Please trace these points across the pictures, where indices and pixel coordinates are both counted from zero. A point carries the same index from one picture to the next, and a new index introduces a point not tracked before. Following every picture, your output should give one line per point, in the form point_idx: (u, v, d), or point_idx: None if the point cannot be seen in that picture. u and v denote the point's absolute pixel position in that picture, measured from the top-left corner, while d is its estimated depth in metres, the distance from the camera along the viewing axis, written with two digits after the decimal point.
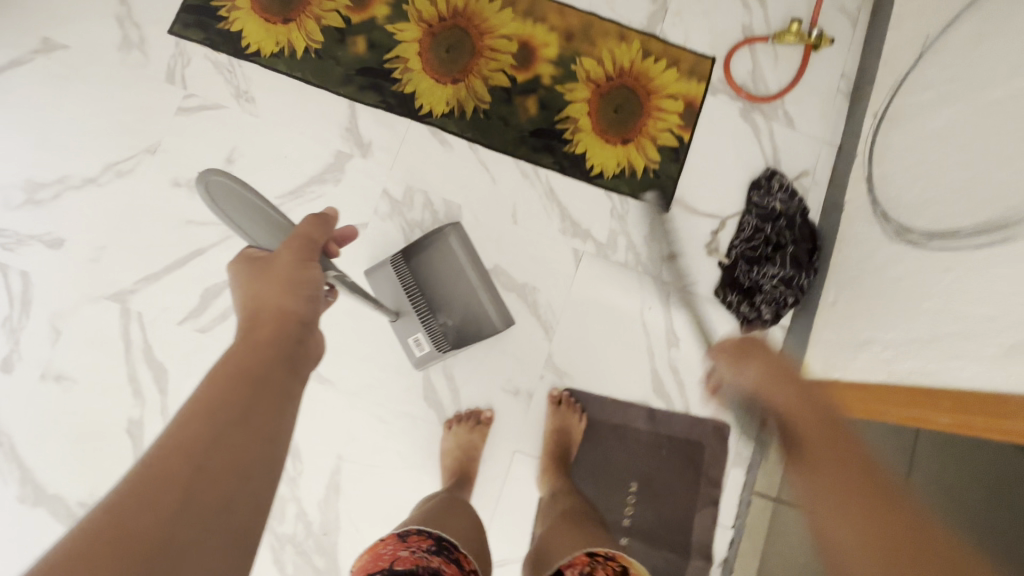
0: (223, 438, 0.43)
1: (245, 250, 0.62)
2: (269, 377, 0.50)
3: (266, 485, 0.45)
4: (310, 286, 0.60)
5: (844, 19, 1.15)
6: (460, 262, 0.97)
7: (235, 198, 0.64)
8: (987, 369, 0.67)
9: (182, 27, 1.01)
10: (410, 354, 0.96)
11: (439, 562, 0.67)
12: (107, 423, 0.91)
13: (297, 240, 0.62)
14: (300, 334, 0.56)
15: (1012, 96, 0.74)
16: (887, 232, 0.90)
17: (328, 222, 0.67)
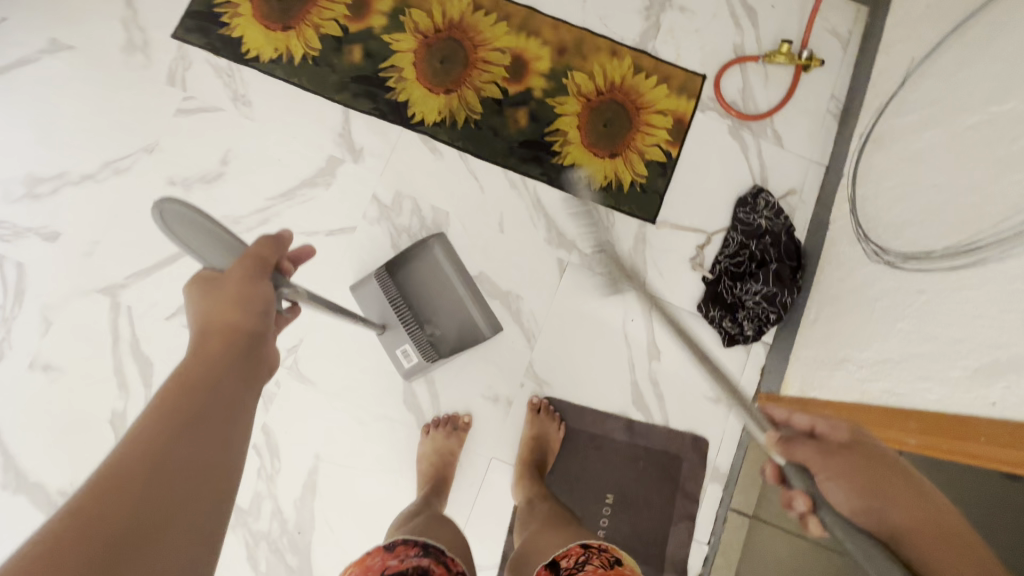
0: (172, 455, 0.44)
1: (200, 272, 0.58)
2: (219, 392, 0.50)
3: (217, 499, 0.45)
4: (261, 302, 0.57)
5: (835, 41, 1.17)
6: (446, 274, 0.99)
7: (193, 226, 0.59)
8: (955, 391, 0.67)
9: (185, 32, 1.05)
10: (398, 364, 0.98)
11: (429, 563, 0.70)
12: (91, 414, 0.93)
13: (247, 260, 0.58)
14: (251, 352, 0.55)
15: (988, 121, 0.75)
16: (866, 252, 0.91)
17: (283, 242, 0.63)
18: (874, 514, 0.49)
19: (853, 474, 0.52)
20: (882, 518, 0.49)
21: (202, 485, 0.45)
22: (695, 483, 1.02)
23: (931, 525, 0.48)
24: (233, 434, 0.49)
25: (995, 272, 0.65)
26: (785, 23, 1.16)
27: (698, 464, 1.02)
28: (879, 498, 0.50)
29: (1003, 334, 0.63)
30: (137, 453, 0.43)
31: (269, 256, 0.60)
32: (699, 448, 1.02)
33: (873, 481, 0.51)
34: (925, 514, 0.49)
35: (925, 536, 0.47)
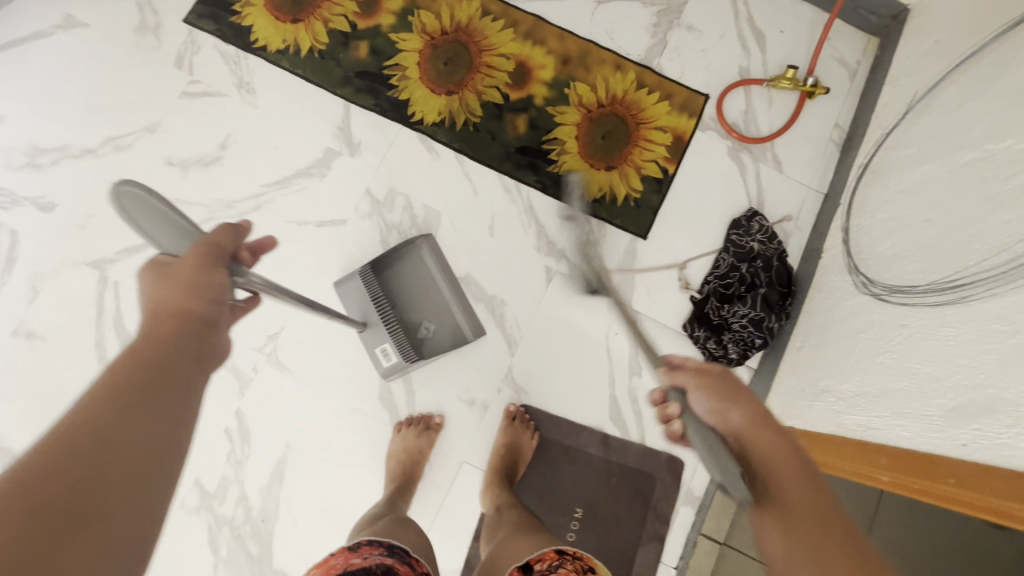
0: (119, 433, 0.41)
1: (154, 258, 0.57)
2: (168, 377, 0.47)
3: (168, 481, 0.42)
4: (217, 289, 0.55)
5: (842, 70, 1.16)
6: (432, 275, 0.99)
7: (148, 212, 0.58)
8: (928, 430, 0.65)
9: (197, 18, 1.07)
10: (377, 363, 0.98)
11: (392, 562, 0.68)
12: (69, 384, 0.94)
13: (202, 248, 0.57)
14: (204, 337, 0.53)
15: (983, 158, 0.75)
16: (855, 283, 0.89)
17: (241, 232, 0.62)
18: (724, 417, 0.57)
19: (715, 387, 0.60)
20: (729, 421, 0.57)
21: (150, 463, 0.42)
22: (667, 504, 1.00)
23: (762, 419, 0.56)
24: (186, 413, 0.46)
25: (978, 311, 0.64)
26: (793, 49, 1.16)
27: (672, 485, 1.00)
28: (728, 403, 0.58)
29: (980, 374, 0.61)
30: (79, 430, 0.40)
31: (226, 245, 0.59)
32: (674, 469, 1.01)
33: (728, 391, 0.59)
34: (762, 415, 0.56)
35: (758, 429, 0.55)
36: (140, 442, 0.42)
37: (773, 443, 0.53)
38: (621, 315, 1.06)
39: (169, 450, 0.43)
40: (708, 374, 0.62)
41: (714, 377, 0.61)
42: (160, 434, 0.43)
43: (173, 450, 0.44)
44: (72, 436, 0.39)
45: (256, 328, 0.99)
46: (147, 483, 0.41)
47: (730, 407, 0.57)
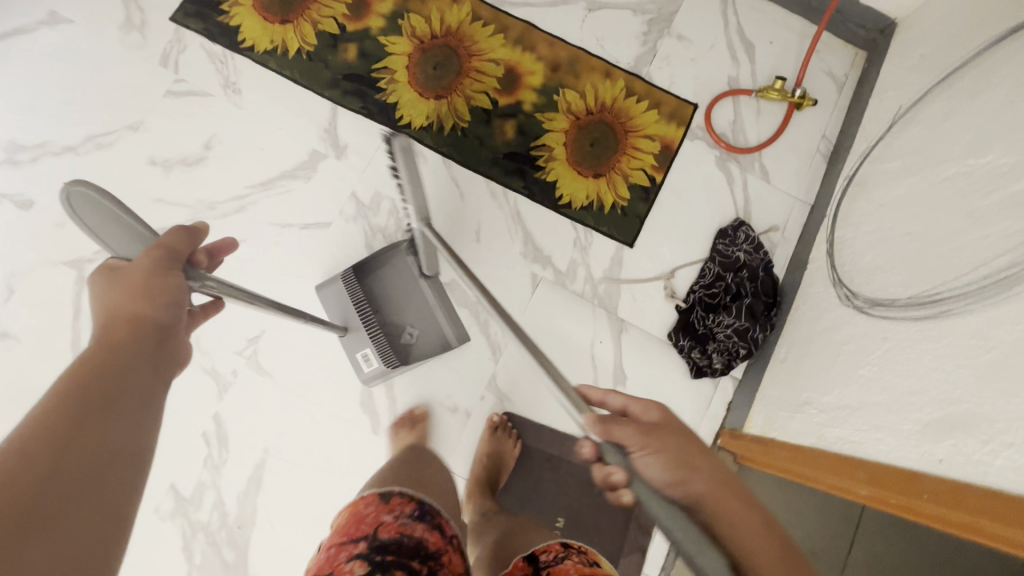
0: (82, 434, 0.40)
1: (104, 263, 0.56)
2: (123, 385, 0.46)
3: (136, 480, 0.42)
4: (172, 293, 0.53)
5: (830, 83, 1.17)
6: (415, 278, 0.97)
7: (101, 214, 0.56)
8: (904, 445, 0.65)
9: (184, 16, 1.06)
10: (358, 369, 0.97)
11: (423, 530, 0.66)
12: (42, 385, 0.92)
13: (157, 251, 0.55)
14: (160, 344, 0.51)
15: (964, 172, 0.75)
16: (838, 296, 0.89)
17: (196, 235, 0.60)
18: (682, 486, 0.49)
19: (666, 450, 0.52)
20: (692, 489, 0.49)
21: (116, 463, 0.41)
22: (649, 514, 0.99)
23: (724, 487, 0.49)
24: (148, 414, 0.46)
25: (956, 325, 0.64)
26: (781, 61, 1.16)
27: None
28: (686, 472, 0.50)
29: (956, 390, 0.61)
30: (40, 432, 0.39)
31: (180, 248, 0.57)
32: None
33: (682, 454, 0.52)
34: (725, 483, 0.50)
35: (723, 501, 0.48)
36: (104, 442, 0.41)
37: (746, 520, 0.46)
38: (606, 323, 1.05)
39: (135, 449, 0.43)
40: (653, 432, 0.54)
41: (660, 435, 0.54)
42: (124, 434, 0.43)
43: (140, 449, 0.43)
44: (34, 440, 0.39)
45: (236, 331, 0.98)
46: (115, 482, 0.40)
47: (689, 477, 0.49)
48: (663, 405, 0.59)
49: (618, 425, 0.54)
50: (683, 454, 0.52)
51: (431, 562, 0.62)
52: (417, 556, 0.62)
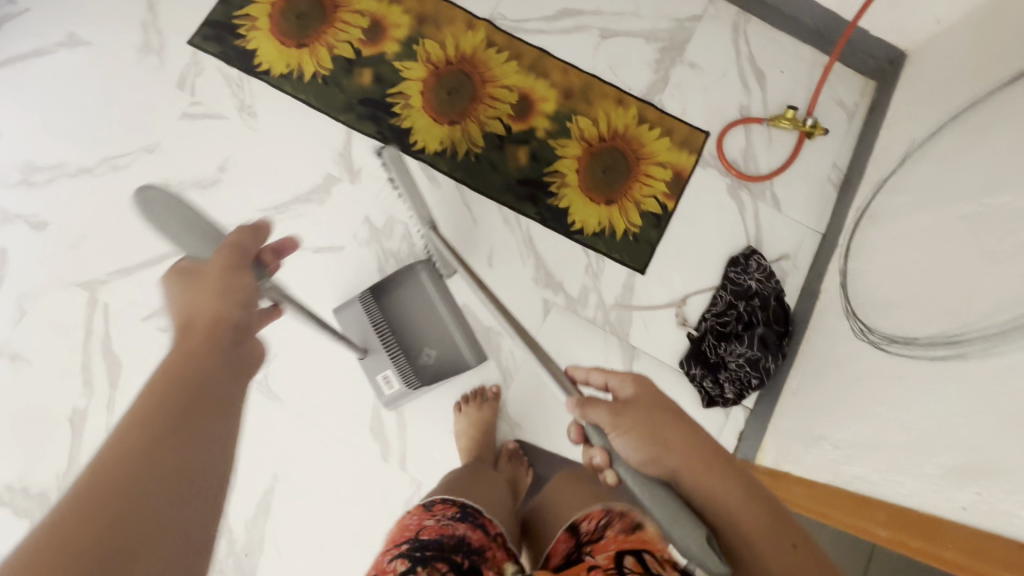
0: (159, 462, 0.41)
1: (177, 263, 0.58)
2: (205, 389, 0.48)
3: (206, 506, 0.43)
4: (243, 294, 0.56)
5: (841, 112, 1.18)
6: (432, 301, 0.98)
7: (172, 215, 0.60)
8: (925, 489, 0.65)
9: (201, 40, 1.06)
10: (379, 392, 0.97)
11: (466, 528, 0.69)
12: (52, 408, 0.92)
13: (226, 251, 0.58)
14: (236, 344, 0.54)
15: (979, 212, 0.75)
16: (853, 329, 0.89)
17: (263, 231, 0.62)
18: (656, 462, 0.55)
19: (637, 427, 0.57)
20: (665, 464, 0.54)
21: (190, 490, 0.42)
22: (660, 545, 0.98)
23: (698, 453, 0.54)
24: (220, 434, 0.47)
25: (976, 369, 0.64)
26: (792, 90, 1.17)
27: None
28: (659, 447, 0.55)
29: (978, 436, 0.61)
30: (119, 460, 0.40)
31: (248, 247, 0.60)
32: None
33: (655, 428, 0.56)
34: (700, 448, 0.54)
35: (697, 470, 0.52)
36: (180, 468, 0.42)
37: (722, 485, 0.51)
38: (618, 350, 1.05)
39: (207, 474, 0.44)
40: (625, 409, 0.59)
41: (632, 411, 0.58)
42: (199, 457, 0.44)
43: (212, 473, 0.45)
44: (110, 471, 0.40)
45: None
46: (188, 510, 0.42)
47: (662, 452, 0.55)
48: (635, 374, 0.62)
49: (592, 409, 0.60)
50: (653, 425, 0.57)
51: (474, 556, 0.64)
52: (458, 550, 0.64)
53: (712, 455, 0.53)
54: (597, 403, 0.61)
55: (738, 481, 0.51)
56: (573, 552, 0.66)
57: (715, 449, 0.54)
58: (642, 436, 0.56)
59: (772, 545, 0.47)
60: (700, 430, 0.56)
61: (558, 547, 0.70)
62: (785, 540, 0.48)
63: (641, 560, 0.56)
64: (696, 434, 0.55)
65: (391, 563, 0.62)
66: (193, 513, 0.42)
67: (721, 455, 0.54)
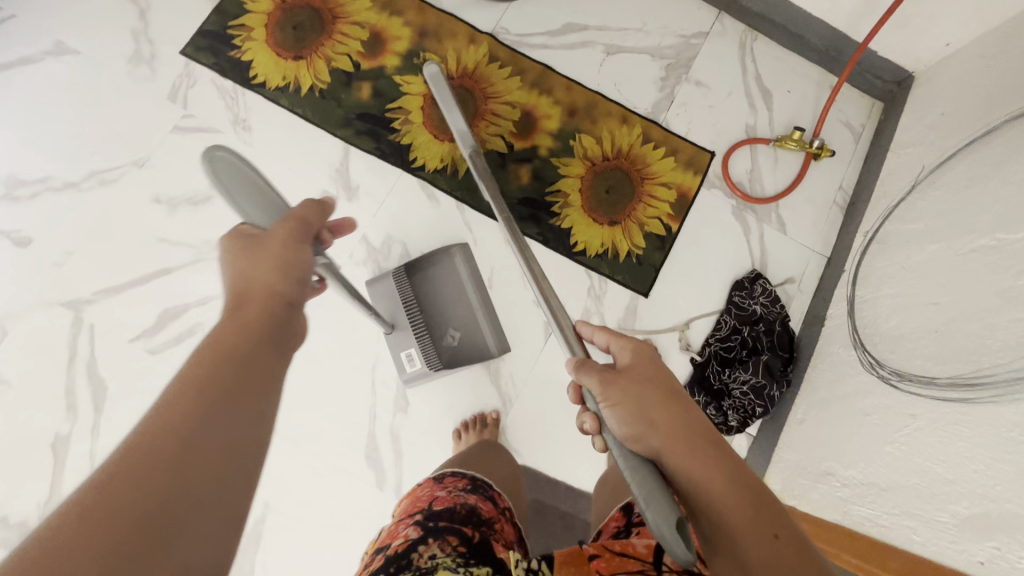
0: (206, 430, 0.40)
1: (239, 227, 0.59)
2: (256, 357, 0.47)
3: (249, 481, 0.41)
4: (301, 269, 0.57)
5: (847, 133, 1.16)
6: (463, 286, 0.97)
7: (236, 176, 0.62)
8: (941, 538, 0.63)
9: (194, 50, 1.03)
10: (400, 369, 0.96)
11: (476, 499, 0.66)
12: (34, 433, 0.88)
13: (290, 223, 0.59)
14: (289, 317, 0.54)
15: (993, 247, 0.73)
16: (862, 361, 0.87)
17: (325, 209, 0.64)
18: (640, 439, 0.51)
19: (626, 399, 0.53)
20: (648, 443, 0.51)
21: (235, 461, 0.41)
22: None
23: (683, 436, 0.50)
24: (266, 406, 0.46)
25: (993, 414, 0.62)
26: (799, 110, 1.15)
27: None
28: (644, 424, 0.51)
29: (997, 486, 0.59)
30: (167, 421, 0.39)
31: (312, 221, 0.61)
32: None
33: (641, 404, 0.52)
34: (689, 430, 0.51)
35: (681, 452, 0.49)
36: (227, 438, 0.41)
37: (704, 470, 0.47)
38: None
39: (251, 447, 0.43)
40: (616, 379, 0.55)
41: (623, 382, 0.55)
42: (245, 429, 0.42)
43: (252, 450, 0.42)
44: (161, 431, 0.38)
45: None
46: (227, 485, 0.39)
47: (647, 429, 0.51)
48: (634, 343, 0.58)
49: (585, 373, 0.57)
50: (639, 402, 0.53)
51: (484, 528, 0.60)
52: (468, 522, 0.59)
53: (696, 439, 0.50)
54: (592, 367, 0.57)
55: (721, 467, 0.47)
56: (624, 532, 0.63)
57: (699, 432, 0.50)
58: (628, 412, 0.53)
59: (751, 533, 0.44)
60: (689, 411, 0.52)
61: (609, 525, 0.68)
62: (765, 531, 0.43)
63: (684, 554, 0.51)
64: (684, 414, 0.52)
65: (402, 531, 0.58)
66: (236, 487, 0.40)
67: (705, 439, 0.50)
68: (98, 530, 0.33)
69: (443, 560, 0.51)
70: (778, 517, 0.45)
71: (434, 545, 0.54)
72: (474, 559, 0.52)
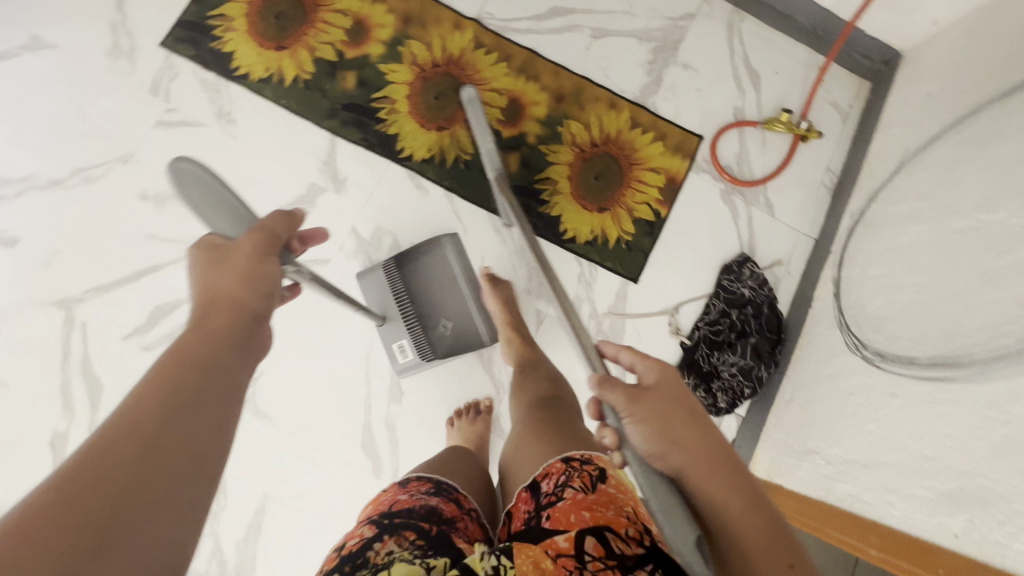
0: (162, 441, 0.40)
1: (205, 237, 0.59)
2: (218, 367, 0.48)
3: (205, 489, 0.41)
4: (269, 282, 0.57)
5: (835, 113, 1.15)
6: (455, 274, 0.96)
7: (208, 190, 0.61)
8: (918, 513, 0.66)
9: (175, 42, 1.01)
10: (393, 359, 0.97)
11: (437, 501, 0.62)
12: (32, 432, 0.89)
13: (258, 235, 0.59)
14: (254, 329, 0.55)
15: (975, 228, 0.74)
16: (846, 342, 0.88)
17: (295, 220, 0.64)
18: (662, 457, 0.51)
19: (652, 417, 0.53)
20: (670, 462, 0.51)
21: (192, 470, 0.41)
22: None
23: (705, 458, 0.50)
24: (227, 416, 0.46)
25: (970, 393, 0.65)
26: (787, 91, 1.15)
27: None
28: (666, 442, 0.51)
29: (971, 462, 0.62)
30: (122, 434, 0.39)
31: (281, 231, 0.61)
32: None
33: (666, 422, 0.53)
34: (710, 449, 0.51)
35: (703, 473, 0.49)
36: (184, 447, 0.41)
37: (725, 496, 0.48)
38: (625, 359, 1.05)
39: (210, 456, 0.43)
40: (642, 395, 0.55)
41: (648, 399, 0.54)
42: (204, 438, 0.43)
43: (212, 452, 0.43)
44: (115, 445, 0.38)
45: None
46: (185, 487, 0.40)
47: (669, 447, 0.51)
48: (661, 360, 0.57)
49: (609, 389, 0.56)
50: (665, 423, 0.53)
51: (445, 525, 0.57)
52: (428, 519, 0.57)
53: (718, 463, 0.50)
54: (617, 384, 0.56)
55: (741, 495, 0.48)
56: (533, 518, 0.54)
57: (721, 455, 0.50)
58: (653, 431, 0.52)
59: (766, 557, 0.45)
60: (714, 432, 0.52)
61: (517, 508, 0.58)
62: (780, 558, 0.44)
63: (604, 541, 0.48)
64: (708, 436, 0.52)
65: (359, 530, 0.57)
66: (195, 494, 0.41)
67: (727, 465, 0.50)
68: (47, 533, 0.33)
69: (400, 554, 0.50)
70: (793, 546, 0.46)
71: (391, 541, 0.53)
72: (432, 551, 0.51)
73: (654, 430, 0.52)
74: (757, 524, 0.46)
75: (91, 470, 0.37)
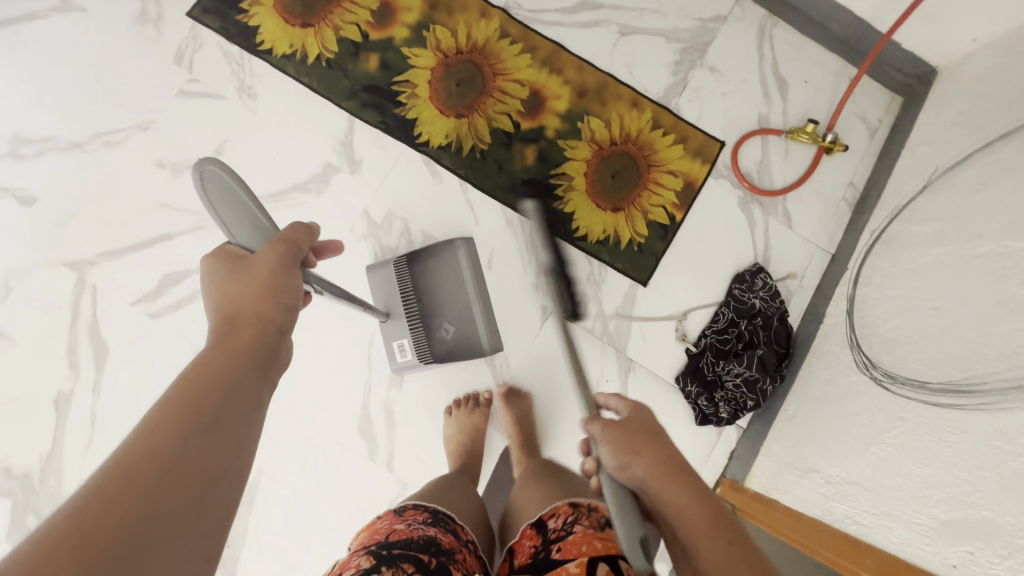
0: (179, 466, 0.38)
1: (221, 246, 0.60)
2: (239, 385, 0.46)
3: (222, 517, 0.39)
4: (291, 295, 0.56)
5: (862, 128, 1.13)
6: (464, 281, 0.96)
7: (234, 204, 0.62)
8: (917, 541, 0.65)
9: (202, 12, 1.01)
10: (391, 357, 0.96)
11: (435, 532, 0.62)
12: (37, 389, 0.90)
13: (281, 246, 0.59)
14: (279, 343, 0.53)
15: (998, 254, 0.72)
16: (856, 361, 0.87)
17: (311, 232, 0.63)
18: (626, 469, 0.51)
19: (617, 436, 0.54)
20: (631, 473, 0.51)
21: (210, 496, 0.39)
22: None
23: (660, 464, 0.50)
24: (247, 436, 0.44)
25: (980, 422, 0.63)
26: (815, 101, 1.12)
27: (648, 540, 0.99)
28: (628, 454, 0.52)
29: (977, 493, 0.61)
30: (138, 458, 0.38)
31: (301, 243, 0.61)
32: None
33: (628, 438, 0.53)
34: (668, 458, 0.51)
35: (657, 476, 0.49)
36: (202, 471, 0.39)
37: (679, 496, 0.48)
38: (626, 360, 1.03)
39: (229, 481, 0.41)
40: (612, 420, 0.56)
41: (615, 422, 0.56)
42: (222, 461, 0.41)
43: (230, 476, 0.41)
44: (130, 471, 0.37)
45: None
46: (202, 516, 0.38)
47: (631, 459, 0.51)
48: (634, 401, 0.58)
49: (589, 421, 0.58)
50: (631, 439, 0.53)
51: (443, 556, 0.58)
52: (425, 550, 0.57)
53: (672, 468, 0.50)
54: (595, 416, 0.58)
55: (692, 494, 0.48)
56: (540, 552, 0.56)
57: (675, 461, 0.50)
58: (619, 448, 0.53)
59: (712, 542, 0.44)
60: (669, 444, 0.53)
61: (522, 545, 0.59)
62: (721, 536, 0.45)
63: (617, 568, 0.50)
64: (663, 446, 0.52)
65: (354, 560, 0.57)
66: (212, 522, 0.39)
67: (679, 468, 0.50)
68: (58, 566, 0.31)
69: None
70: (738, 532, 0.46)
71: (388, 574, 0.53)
72: None
73: (618, 446, 0.53)
74: (707, 515, 0.46)
75: (103, 500, 0.35)
